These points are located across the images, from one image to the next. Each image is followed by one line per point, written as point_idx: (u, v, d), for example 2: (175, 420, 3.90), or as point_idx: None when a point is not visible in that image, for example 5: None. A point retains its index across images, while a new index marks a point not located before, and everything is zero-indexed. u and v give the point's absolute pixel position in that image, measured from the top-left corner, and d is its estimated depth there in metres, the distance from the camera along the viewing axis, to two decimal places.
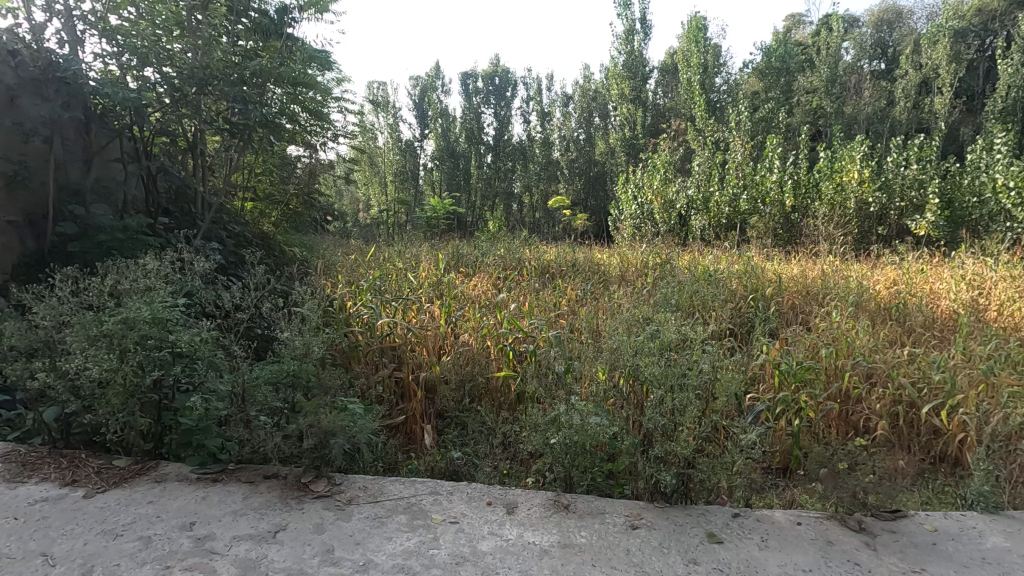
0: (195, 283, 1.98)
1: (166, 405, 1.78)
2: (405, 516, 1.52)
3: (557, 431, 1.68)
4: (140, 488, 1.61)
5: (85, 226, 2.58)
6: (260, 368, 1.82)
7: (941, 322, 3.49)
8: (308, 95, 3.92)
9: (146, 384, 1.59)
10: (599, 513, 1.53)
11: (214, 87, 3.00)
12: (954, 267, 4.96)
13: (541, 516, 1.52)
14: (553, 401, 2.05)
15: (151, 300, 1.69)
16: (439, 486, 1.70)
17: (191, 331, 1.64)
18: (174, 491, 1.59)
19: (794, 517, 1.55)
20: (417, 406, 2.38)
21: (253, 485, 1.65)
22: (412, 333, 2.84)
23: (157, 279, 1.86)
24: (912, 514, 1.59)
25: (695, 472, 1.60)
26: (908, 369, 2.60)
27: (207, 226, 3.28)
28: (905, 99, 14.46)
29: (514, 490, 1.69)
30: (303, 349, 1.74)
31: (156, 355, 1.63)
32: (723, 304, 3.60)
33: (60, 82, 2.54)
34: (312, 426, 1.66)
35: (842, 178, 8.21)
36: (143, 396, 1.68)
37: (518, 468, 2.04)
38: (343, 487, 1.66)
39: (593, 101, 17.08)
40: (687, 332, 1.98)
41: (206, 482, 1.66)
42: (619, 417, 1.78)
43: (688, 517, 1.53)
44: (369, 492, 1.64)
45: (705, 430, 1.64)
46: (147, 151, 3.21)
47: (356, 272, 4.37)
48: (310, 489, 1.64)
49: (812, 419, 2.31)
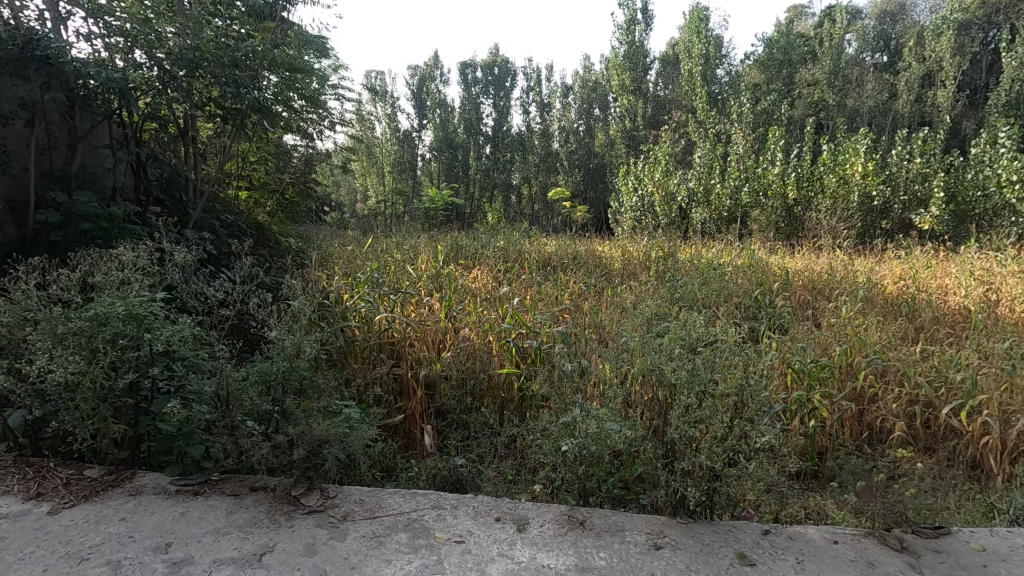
0: (175, 275, 1.86)
1: (144, 411, 1.69)
2: (405, 534, 1.43)
3: (571, 438, 1.57)
4: (112, 503, 1.52)
5: (68, 214, 2.45)
6: (247, 368, 1.71)
7: (951, 318, 3.41)
8: (303, 81, 3.78)
9: (119, 388, 1.50)
10: (618, 531, 1.45)
11: (205, 71, 2.86)
12: (963, 262, 4.90)
13: (554, 535, 1.43)
14: (561, 401, 1.96)
15: (126, 295, 1.59)
16: (445, 498, 1.63)
17: (170, 330, 1.53)
18: (150, 506, 1.50)
19: (830, 535, 1.46)
20: (417, 406, 2.31)
21: (239, 499, 1.55)
22: (411, 327, 2.76)
23: (134, 272, 1.76)
24: (957, 532, 1.50)
25: (722, 485, 1.50)
26: (924, 368, 2.55)
27: (195, 217, 3.16)
28: (909, 92, 14.03)
29: (523, 504, 1.60)
30: (293, 349, 1.63)
31: (130, 355, 1.53)
32: (729, 302, 3.51)
33: (40, 62, 2.36)
34: (305, 435, 1.57)
35: (845, 171, 8.09)
36: (116, 400, 1.58)
37: (525, 473, 1.96)
38: (337, 501, 1.57)
39: (594, 91, 16.80)
40: (708, 330, 1.87)
41: (186, 495, 1.56)
42: (635, 422, 1.67)
43: (715, 535, 1.44)
44: (367, 507, 1.55)
45: (732, 439, 1.53)
46: (137, 138, 3.09)
47: (353, 264, 4.28)
48: (302, 503, 1.54)
49: (828, 420, 2.23)
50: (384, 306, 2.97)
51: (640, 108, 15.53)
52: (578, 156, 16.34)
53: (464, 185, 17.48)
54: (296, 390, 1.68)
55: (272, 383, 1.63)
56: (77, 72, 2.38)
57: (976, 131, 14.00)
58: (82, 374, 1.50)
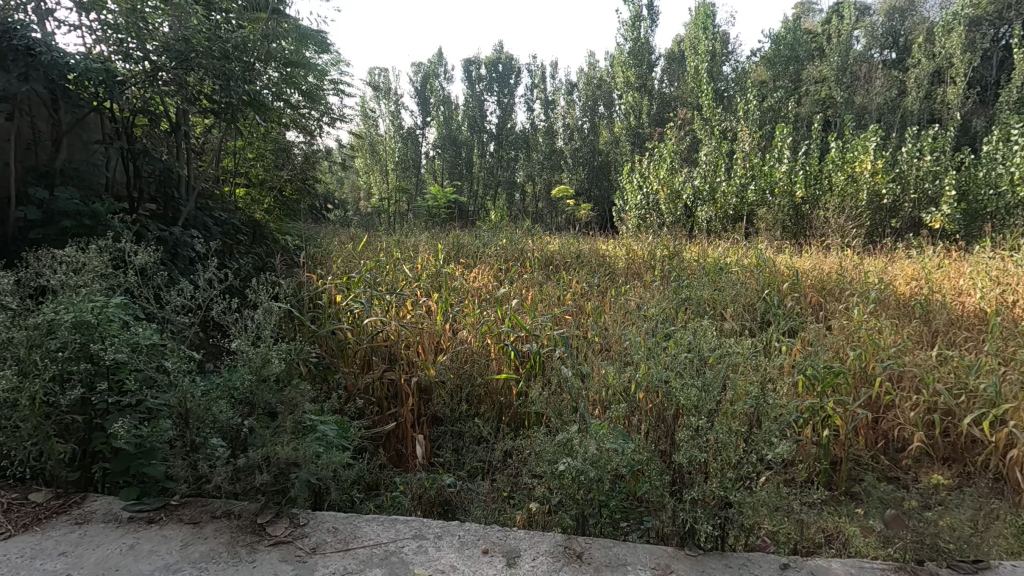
0: (135, 278, 1.78)
1: (96, 428, 1.61)
2: (381, 570, 1.33)
3: (567, 458, 1.48)
4: (55, 534, 1.44)
5: (49, 211, 2.38)
6: (208, 382, 1.62)
7: (968, 321, 3.29)
8: (299, 74, 3.69)
9: (64, 404, 1.42)
10: (619, 565, 1.35)
11: (195, 63, 2.75)
12: (978, 262, 4.76)
13: (547, 571, 1.33)
14: (558, 414, 1.87)
15: (76, 302, 1.52)
16: (428, 526, 1.53)
17: (119, 340, 1.45)
18: (96, 537, 1.41)
19: (857, 569, 1.38)
20: (409, 413, 2.25)
21: (198, 528, 1.46)
22: (405, 330, 2.66)
23: (88, 276, 1.68)
24: (997, 567, 1.41)
25: (734, 514, 1.41)
26: (942, 373, 2.45)
27: (187, 213, 3.07)
28: (917, 89, 13.71)
29: (514, 533, 1.50)
30: (259, 361, 1.55)
31: (74, 368, 1.45)
32: (736, 302, 3.41)
33: (18, 52, 2.27)
34: (273, 458, 1.47)
35: (854, 169, 7.95)
36: (60, 418, 1.50)
37: (519, 491, 1.86)
38: (308, 530, 1.48)
39: (598, 89, 16.62)
40: (719, 339, 1.77)
41: (139, 523, 1.47)
42: (637, 441, 1.59)
43: (728, 570, 1.34)
44: (341, 537, 1.45)
45: (747, 464, 1.43)
46: (130, 132, 2.98)
47: (352, 264, 4.20)
48: (268, 533, 1.45)
49: (841, 430, 2.13)
50: (378, 308, 2.89)
51: (645, 105, 15.50)
52: (583, 153, 16.25)
53: (468, 183, 17.42)
54: (270, 407, 1.59)
55: (246, 398, 1.56)
56: (54, 61, 2.27)
57: (987, 128, 13.78)
58: (21, 389, 1.42)
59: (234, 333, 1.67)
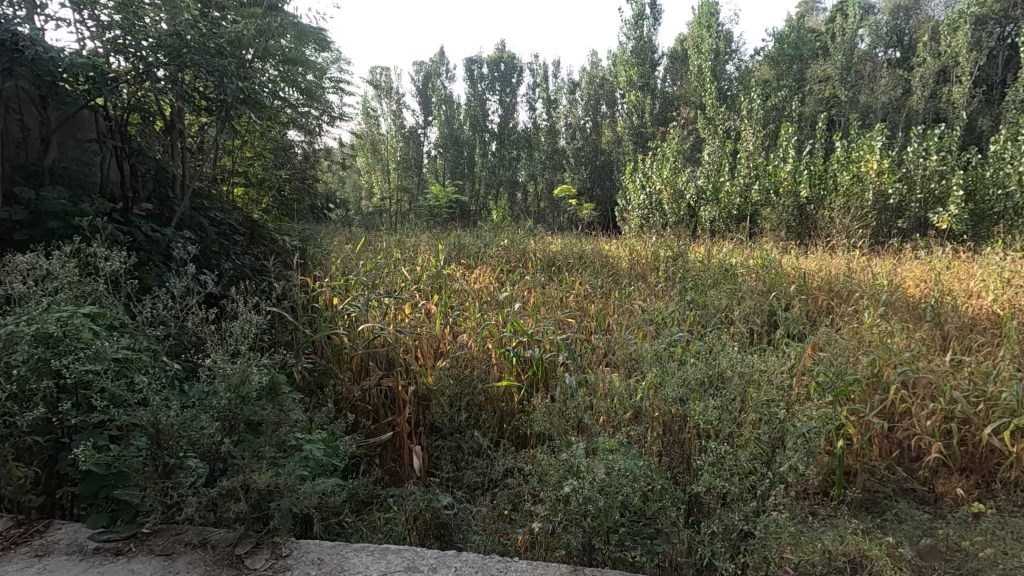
0: (105, 288, 1.73)
1: (63, 449, 1.55)
2: None
3: (569, 482, 1.42)
4: (12, 567, 1.37)
5: (36, 211, 2.32)
6: (180, 399, 1.55)
7: (980, 324, 3.22)
8: (297, 71, 3.62)
9: (24, 424, 1.36)
10: None
11: (187, 59, 2.66)
12: (987, 263, 4.68)
13: None
14: (560, 431, 1.81)
15: (40, 316, 1.46)
16: (422, 557, 1.46)
17: (83, 355, 1.40)
18: (57, 572, 1.34)
19: None
20: (405, 424, 2.19)
21: (168, 561, 1.39)
22: (404, 335, 2.61)
23: (55, 286, 1.62)
24: None
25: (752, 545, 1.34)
26: (958, 379, 2.39)
27: (181, 212, 3.00)
28: (923, 88, 13.58)
29: (511, 564, 1.43)
30: (238, 377, 1.50)
31: (35, 386, 1.39)
32: (743, 308, 3.32)
33: (4, 48, 2.23)
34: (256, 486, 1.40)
35: (860, 168, 7.86)
36: (22, 439, 1.43)
37: (518, 512, 1.79)
38: (289, 562, 1.41)
39: (601, 88, 16.33)
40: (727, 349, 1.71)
41: (105, 556, 1.39)
42: (644, 462, 1.52)
43: None
44: (327, 570, 1.39)
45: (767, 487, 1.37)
46: (124, 130, 2.93)
47: (351, 265, 4.14)
48: (247, 566, 1.38)
49: (856, 440, 2.08)
50: (376, 312, 2.83)
51: (647, 104, 15.43)
52: (585, 153, 16.18)
53: (469, 182, 17.36)
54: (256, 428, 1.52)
55: (228, 416, 1.51)
56: (39, 56, 2.23)
57: (994, 128, 13.64)
58: None
59: (210, 348, 1.61)
